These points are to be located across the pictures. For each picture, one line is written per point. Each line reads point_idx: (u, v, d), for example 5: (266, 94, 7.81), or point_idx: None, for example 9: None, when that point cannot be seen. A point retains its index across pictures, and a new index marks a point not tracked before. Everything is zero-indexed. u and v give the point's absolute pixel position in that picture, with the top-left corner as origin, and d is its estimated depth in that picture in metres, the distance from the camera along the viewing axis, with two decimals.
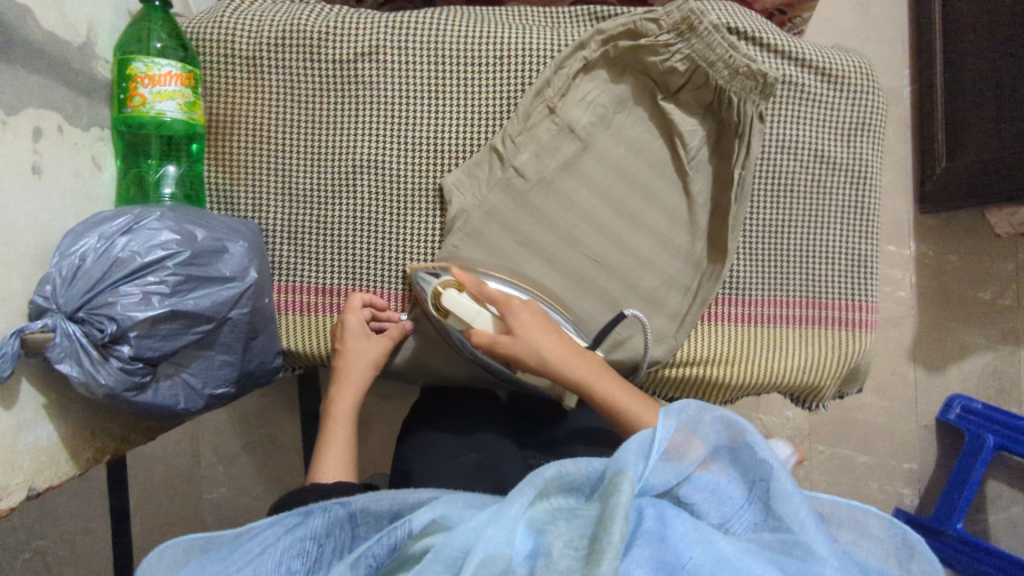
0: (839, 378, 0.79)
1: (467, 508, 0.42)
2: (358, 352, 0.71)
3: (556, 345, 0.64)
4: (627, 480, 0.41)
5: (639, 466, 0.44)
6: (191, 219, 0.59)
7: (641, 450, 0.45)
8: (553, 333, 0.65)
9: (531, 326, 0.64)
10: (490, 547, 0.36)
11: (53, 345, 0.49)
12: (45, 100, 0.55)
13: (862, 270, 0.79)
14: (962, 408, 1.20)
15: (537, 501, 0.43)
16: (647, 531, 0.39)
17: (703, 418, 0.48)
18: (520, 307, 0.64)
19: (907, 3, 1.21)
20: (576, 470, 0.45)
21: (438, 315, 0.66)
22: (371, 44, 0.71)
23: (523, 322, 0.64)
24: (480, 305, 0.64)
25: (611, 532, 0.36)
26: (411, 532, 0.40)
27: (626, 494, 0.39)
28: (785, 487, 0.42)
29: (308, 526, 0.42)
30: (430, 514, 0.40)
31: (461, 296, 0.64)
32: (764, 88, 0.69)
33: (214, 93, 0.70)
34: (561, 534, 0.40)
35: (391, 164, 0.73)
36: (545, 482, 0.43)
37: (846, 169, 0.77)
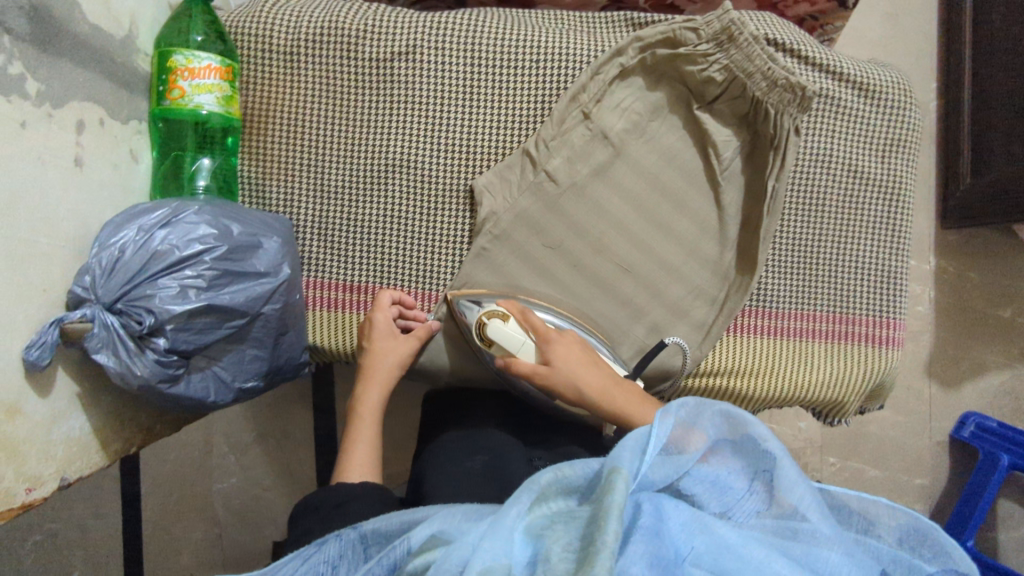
0: (863, 394, 0.79)
1: (467, 520, 0.42)
2: (385, 351, 0.71)
3: (596, 377, 0.65)
4: (622, 478, 0.39)
5: (636, 464, 0.42)
6: (228, 213, 0.59)
7: (638, 449, 0.43)
8: (591, 365, 0.66)
9: (570, 359, 0.65)
10: (487, 558, 0.36)
11: (92, 336, 0.50)
12: (89, 92, 0.55)
13: (891, 287, 0.78)
14: (976, 426, 1.19)
15: (536, 506, 0.42)
16: (642, 527, 0.37)
17: (704, 411, 0.47)
18: (559, 341, 0.66)
19: (938, 14, 1.20)
20: (573, 472, 0.44)
21: (481, 343, 0.68)
22: (408, 44, 0.71)
23: (563, 356, 0.65)
24: (524, 335, 0.66)
25: (604, 531, 0.35)
26: (410, 549, 0.40)
27: (620, 492, 0.38)
28: (789, 476, 0.42)
29: (325, 552, 0.43)
30: (429, 530, 0.40)
31: (507, 326, 0.66)
32: (802, 101, 0.69)
33: (251, 88, 0.70)
34: (558, 536, 0.39)
35: (423, 164, 0.73)
36: (541, 487, 0.43)
37: (879, 185, 0.76)
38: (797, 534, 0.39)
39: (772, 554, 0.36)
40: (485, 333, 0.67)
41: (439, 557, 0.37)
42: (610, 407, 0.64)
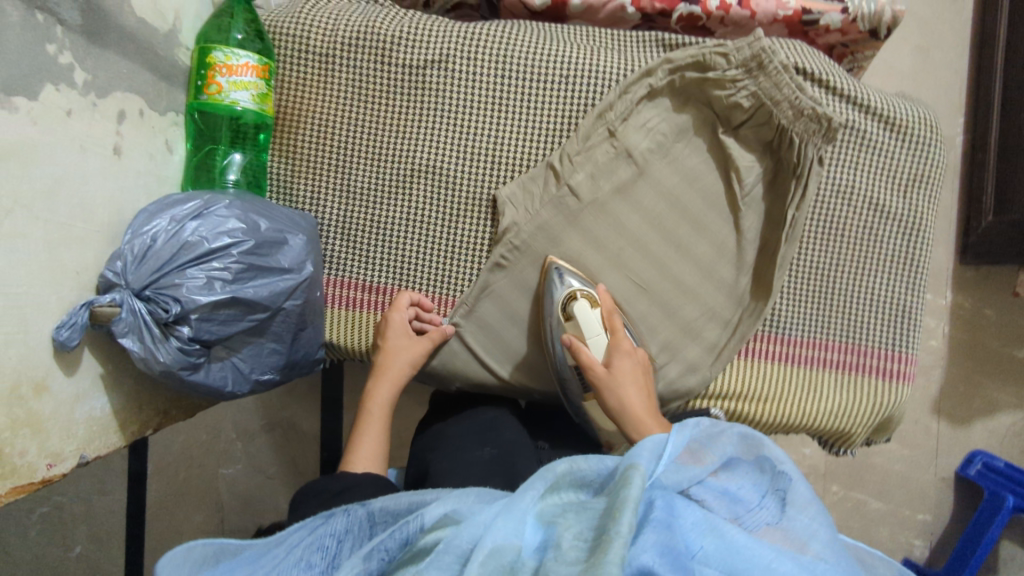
0: (870, 427, 0.79)
1: (478, 503, 0.44)
2: (398, 350, 0.72)
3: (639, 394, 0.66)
4: (638, 474, 0.40)
5: (652, 465, 0.43)
6: (256, 208, 0.61)
7: (655, 450, 0.44)
8: (643, 388, 0.67)
9: (628, 367, 0.68)
10: (499, 537, 0.37)
11: (118, 320, 0.51)
12: (131, 84, 0.57)
13: (906, 322, 0.78)
14: (983, 465, 1.18)
15: (548, 494, 0.43)
16: (654, 519, 0.38)
17: (721, 431, 0.48)
18: (627, 353, 0.69)
19: (969, 49, 1.19)
20: (587, 466, 0.44)
21: (559, 314, 0.71)
22: (441, 52, 0.72)
23: (625, 364, 0.68)
24: (602, 330, 0.70)
25: (618, 521, 0.36)
26: (422, 526, 0.41)
27: (636, 487, 0.39)
28: (804, 494, 0.44)
29: (331, 527, 0.45)
30: (442, 510, 0.42)
31: (591, 312, 0.70)
32: (827, 131, 0.70)
33: (285, 86, 0.72)
34: (568, 524, 0.40)
35: (447, 170, 0.74)
36: (555, 477, 0.43)
37: (900, 219, 0.76)
38: (805, 548, 0.39)
39: (777, 556, 0.37)
40: (569, 306, 0.71)
41: (449, 533, 0.39)
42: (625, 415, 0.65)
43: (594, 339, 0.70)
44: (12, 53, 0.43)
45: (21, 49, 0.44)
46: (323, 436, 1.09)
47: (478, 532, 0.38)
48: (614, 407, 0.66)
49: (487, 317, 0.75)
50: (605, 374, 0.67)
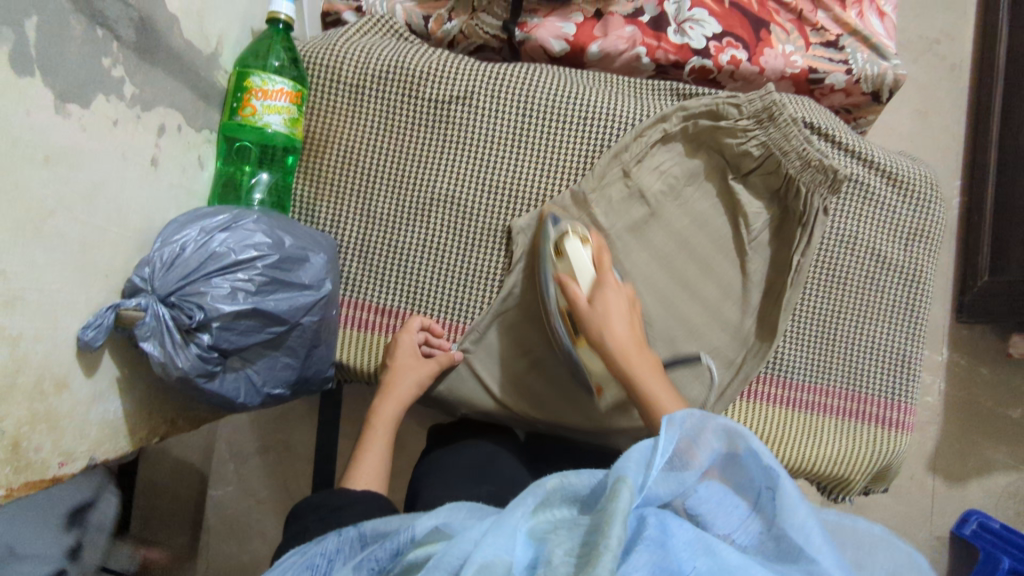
0: (869, 474, 0.79)
1: (470, 517, 0.44)
2: (404, 368, 0.74)
3: (625, 333, 0.67)
4: (626, 487, 0.41)
5: (640, 476, 0.43)
6: (282, 226, 0.62)
7: (641, 460, 0.44)
8: (628, 323, 0.68)
9: (615, 307, 0.68)
10: (489, 553, 0.37)
11: (142, 324, 0.52)
12: (173, 100, 0.59)
13: (905, 372, 0.79)
14: (977, 524, 1.17)
15: (540, 510, 0.43)
16: (648, 536, 0.39)
17: (706, 426, 0.47)
18: (614, 288, 0.69)
19: (965, 116, 1.25)
20: (577, 480, 0.45)
21: (552, 253, 0.72)
22: (466, 90, 0.76)
23: (611, 298, 0.68)
24: (590, 268, 0.70)
25: (608, 537, 0.37)
26: (413, 538, 0.42)
27: (625, 502, 0.39)
28: (791, 496, 0.42)
29: (325, 546, 0.47)
30: (433, 521, 0.42)
31: (582, 249, 0.70)
32: (832, 183, 0.73)
33: (315, 113, 0.75)
34: (559, 541, 0.40)
35: (465, 200, 0.77)
36: (546, 492, 0.44)
37: (901, 272, 0.79)
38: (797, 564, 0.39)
39: None
40: (561, 243, 0.71)
41: (440, 549, 0.39)
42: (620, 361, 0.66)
43: (587, 275, 0.70)
44: (72, 65, 0.45)
45: (79, 59, 0.46)
46: (316, 459, 1.08)
47: (467, 549, 0.38)
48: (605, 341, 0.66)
49: (496, 344, 0.77)
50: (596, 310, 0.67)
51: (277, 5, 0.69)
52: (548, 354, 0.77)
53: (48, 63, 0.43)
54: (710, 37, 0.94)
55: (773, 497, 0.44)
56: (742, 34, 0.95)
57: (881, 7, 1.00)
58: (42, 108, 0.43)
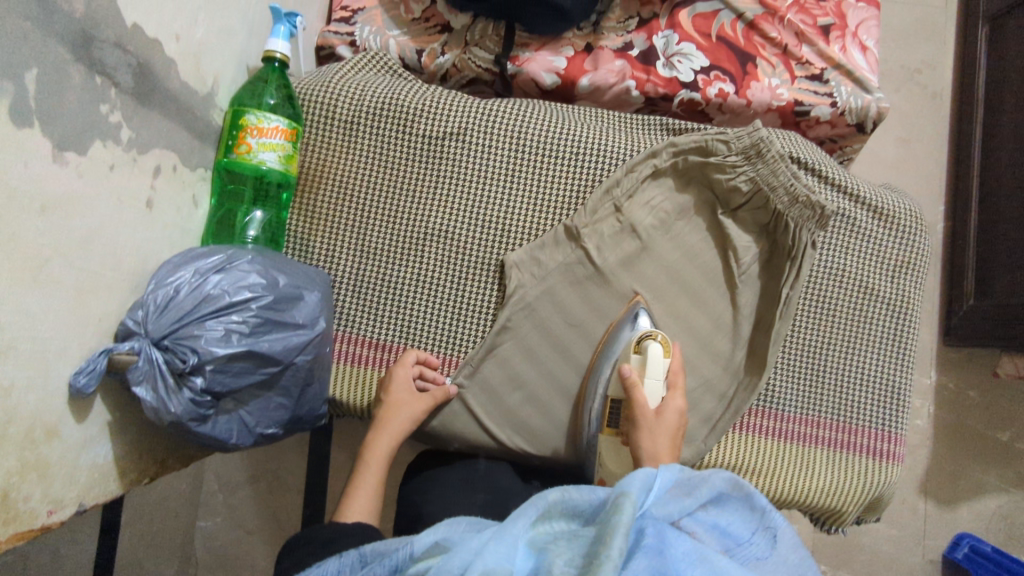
0: (861, 506, 0.80)
1: (468, 531, 0.46)
2: (402, 404, 0.73)
3: (665, 449, 0.66)
4: (628, 501, 0.42)
5: (642, 497, 0.44)
6: (276, 264, 0.63)
7: (646, 482, 0.46)
8: (670, 443, 0.67)
9: (666, 424, 0.67)
10: (490, 561, 0.39)
11: (134, 368, 0.52)
12: (168, 142, 0.59)
13: (894, 403, 0.80)
14: (969, 548, 1.17)
15: (539, 522, 0.45)
16: (647, 544, 0.41)
17: (706, 479, 0.48)
18: (676, 411, 0.69)
19: (948, 144, 1.28)
20: (578, 495, 0.46)
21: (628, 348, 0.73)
22: (459, 126, 0.77)
23: (670, 415, 0.68)
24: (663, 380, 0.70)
25: (609, 546, 0.38)
26: (414, 554, 0.44)
27: (627, 514, 0.41)
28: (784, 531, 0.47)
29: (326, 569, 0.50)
30: (433, 537, 0.45)
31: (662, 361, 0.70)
32: (820, 219, 0.75)
33: (310, 149, 0.76)
34: (558, 550, 0.42)
35: (459, 234, 0.77)
36: (546, 504, 0.45)
37: (888, 304, 0.80)
38: None
39: None
40: (642, 344, 0.72)
41: (440, 561, 0.41)
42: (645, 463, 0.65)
43: (653, 381, 0.70)
44: (70, 114, 0.45)
45: (77, 107, 0.46)
46: (307, 490, 1.07)
47: (468, 558, 0.40)
48: (645, 447, 0.65)
49: (490, 379, 0.77)
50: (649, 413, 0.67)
51: (273, 43, 0.69)
52: (541, 389, 0.78)
53: (47, 114, 0.43)
54: (698, 71, 0.97)
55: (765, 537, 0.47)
56: (730, 67, 0.97)
57: (864, 41, 1.02)
58: (40, 158, 0.43)
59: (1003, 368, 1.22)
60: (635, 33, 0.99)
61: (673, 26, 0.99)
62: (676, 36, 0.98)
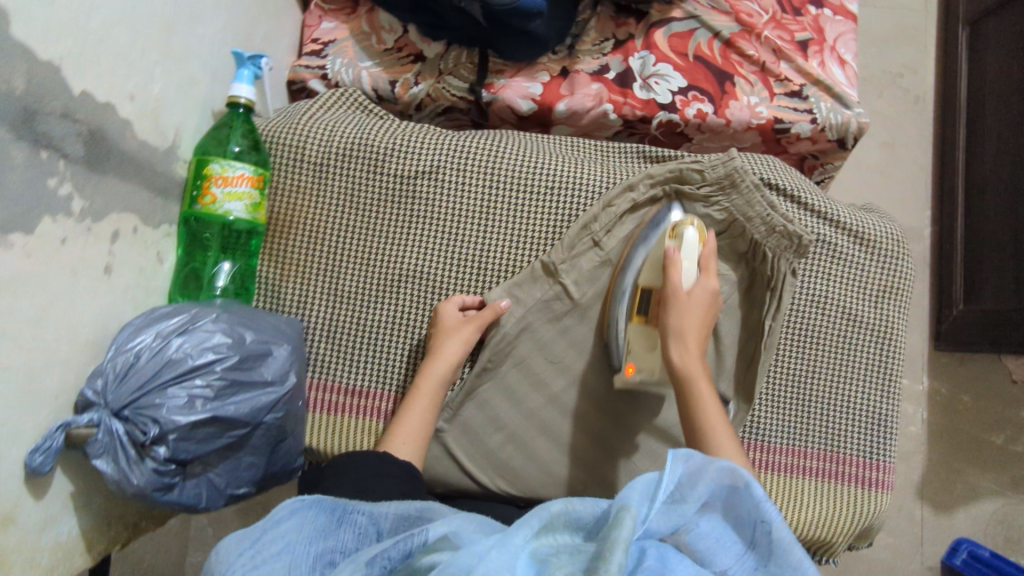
0: (851, 535, 0.78)
1: (478, 532, 0.42)
2: (448, 331, 0.72)
3: (693, 329, 0.68)
4: (629, 516, 0.39)
5: (643, 507, 0.42)
6: (243, 320, 0.61)
7: (647, 491, 0.43)
8: (702, 323, 0.69)
9: (695, 307, 0.69)
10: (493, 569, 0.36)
11: (94, 441, 0.52)
12: (127, 204, 0.57)
13: (880, 430, 0.79)
14: (968, 554, 1.15)
15: (542, 533, 0.41)
16: (647, 567, 0.38)
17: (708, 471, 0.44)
18: (707, 291, 0.70)
19: (932, 148, 1.26)
20: (582, 507, 0.43)
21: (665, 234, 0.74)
22: (431, 164, 0.76)
23: (699, 295, 0.69)
24: (695, 265, 0.71)
25: (607, 563, 0.36)
26: (425, 543, 0.40)
27: (627, 529, 0.38)
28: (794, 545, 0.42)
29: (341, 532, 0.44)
30: (443, 529, 0.41)
31: (694, 244, 0.72)
32: (798, 247, 0.74)
33: (278, 194, 0.75)
34: (561, 565, 0.39)
35: (434, 275, 0.76)
36: (550, 516, 0.42)
37: (872, 330, 0.79)
38: None
39: None
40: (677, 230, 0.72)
41: (445, 559, 0.37)
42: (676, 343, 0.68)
43: (688, 265, 0.71)
44: (13, 192, 0.44)
45: (20, 186, 0.44)
46: None
47: (471, 563, 0.36)
48: (673, 322, 0.68)
49: (471, 422, 0.76)
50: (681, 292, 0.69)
51: (237, 89, 0.68)
52: (524, 429, 0.76)
53: None
54: (675, 92, 0.95)
55: (769, 534, 0.42)
56: (707, 87, 0.96)
57: (842, 54, 1.01)
58: None
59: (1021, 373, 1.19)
60: (610, 55, 0.98)
61: (649, 46, 0.97)
62: (653, 57, 0.97)
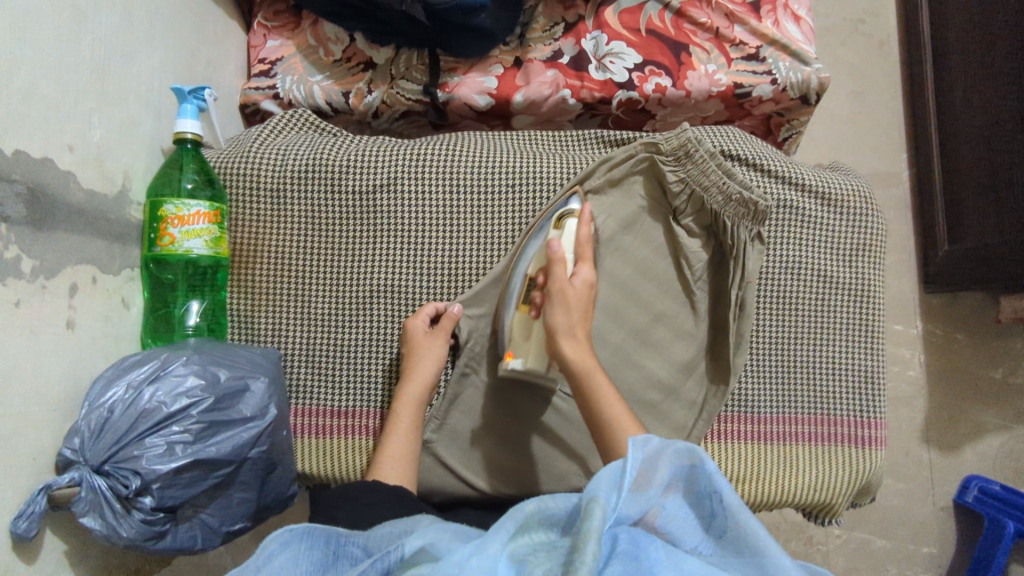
0: (851, 494, 0.79)
1: (457, 539, 0.42)
2: (423, 353, 0.72)
3: (572, 319, 0.66)
4: (598, 506, 0.39)
5: (612, 497, 0.41)
6: (215, 359, 0.61)
7: (613, 481, 0.42)
8: (580, 316, 0.67)
9: (570, 304, 0.66)
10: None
11: (78, 500, 0.52)
12: (82, 255, 0.57)
13: (868, 386, 0.79)
14: (978, 489, 1.16)
15: (517, 535, 0.41)
16: (621, 552, 0.38)
17: (660, 456, 0.45)
18: (586, 280, 0.69)
19: (901, 91, 1.25)
20: (554, 504, 0.43)
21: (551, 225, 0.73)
22: (385, 178, 0.75)
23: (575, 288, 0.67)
24: (573, 255, 0.71)
25: (584, 553, 0.35)
26: (402, 557, 0.40)
27: (598, 519, 0.38)
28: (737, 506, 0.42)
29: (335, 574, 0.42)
30: (420, 542, 0.41)
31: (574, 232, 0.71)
32: (755, 214, 0.74)
33: (239, 226, 0.74)
34: (538, 562, 0.39)
35: (403, 287, 0.76)
36: (523, 517, 0.42)
37: (849, 289, 0.79)
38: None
39: None
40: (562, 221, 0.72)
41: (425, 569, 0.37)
42: (558, 339, 0.65)
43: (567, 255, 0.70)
44: None
45: None
46: None
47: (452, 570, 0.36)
48: (559, 319, 0.66)
49: (460, 429, 0.76)
50: (560, 284, 0.67)
51: (182, 124, 0.67)
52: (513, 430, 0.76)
53: None
54: (632, 69, 0.94)
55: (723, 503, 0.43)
56: (664, 60, 0.95)
57: (795, 11, 0.98)
58: None
59: (1004, 314, 1.18)
60: (562, 40, 0.96)
61: (600, 26, 0.96)
62: (605, 36, 0.95)
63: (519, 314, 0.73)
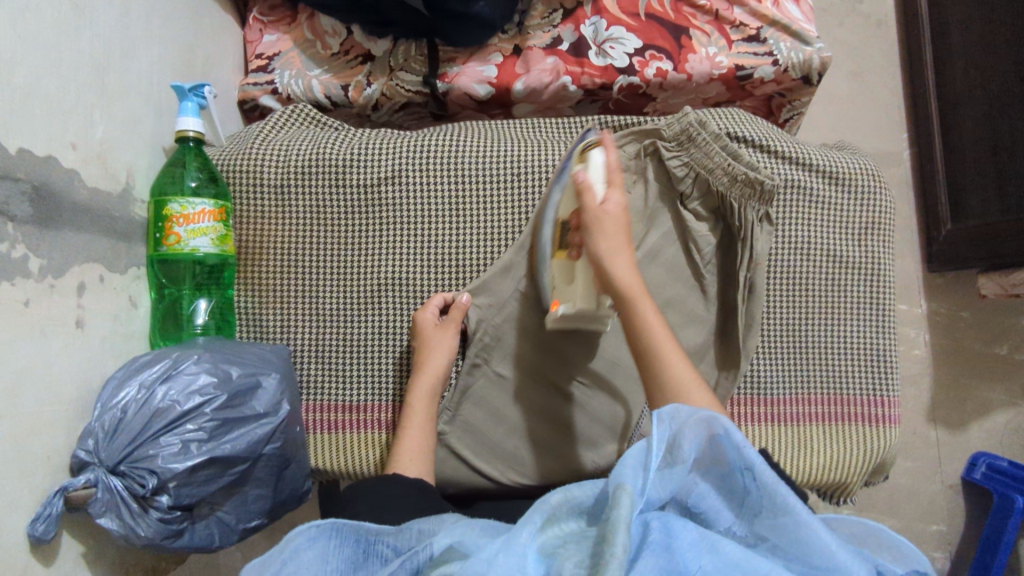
0: (866, 473, 0.79)
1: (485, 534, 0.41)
2: (434, 348, 0.72)
3: (618, 245, 0.61)
4: (625, 493, 0.39)
5: (639, 478, 0.41)
6: (225, 356, 0.61)
7: (638, 462, 0.42)
8: (623, 243, 0.62)
9: (609, 232, 0.61)
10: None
11: (94, 500, 0.51)
12: (90, 254, 0.57)
13: (880, 364, 0.79)
14: (986, 466, 1.16)
15: (547, 526, 0.41)
16: (653, 542, 0.37)
17: (687, 426, 0.45)
18: (620, 205, 0.63)
19: (899, 69, 1.24)
20: (580, 492, 0.43)
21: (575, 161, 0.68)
22: (387, 170, 0.75)
23: (612, 211, 0.62)
24: (602, 181, 0.65)
25: (612, 545, 0.35)
26: (430, 557, 0.39)
27: (626, 508, 0.37)
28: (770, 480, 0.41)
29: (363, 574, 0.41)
30: (447, 540, 0.40)
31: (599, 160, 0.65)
32: (762, 194, 0.72)
33: (244, 222, 0.74)
34: (570, 555, 0.38)
35: (410, 279, 0.76)
36: (551, 508, 0.42)
37: (858, 268, 0.78)
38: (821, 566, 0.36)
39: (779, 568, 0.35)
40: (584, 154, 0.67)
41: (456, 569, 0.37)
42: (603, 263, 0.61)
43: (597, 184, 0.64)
44: None
45: None
46: None
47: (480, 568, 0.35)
48: (599, 248, 0.61)
49: (472, 420, 0.76)
50: (593, 212, 0.62)
51: (183, 122, 0.66)
52: (526, 420, 0.76)
53: None
54: (632, 54, 0.93)
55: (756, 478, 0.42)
56: (664, 44, 0.94)
57: None
58: None
59: (986, 289, 1.16)
60: (561, 26, 0.95)
61: (599, 11, 0.95)
62: (604, 21, 0.94)
63: (558, 260, 0.69)
